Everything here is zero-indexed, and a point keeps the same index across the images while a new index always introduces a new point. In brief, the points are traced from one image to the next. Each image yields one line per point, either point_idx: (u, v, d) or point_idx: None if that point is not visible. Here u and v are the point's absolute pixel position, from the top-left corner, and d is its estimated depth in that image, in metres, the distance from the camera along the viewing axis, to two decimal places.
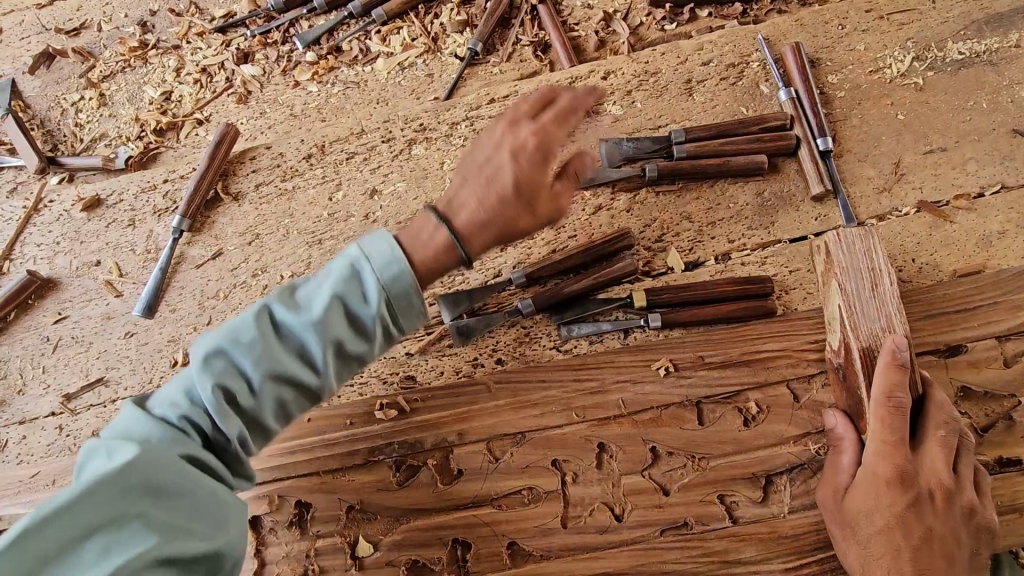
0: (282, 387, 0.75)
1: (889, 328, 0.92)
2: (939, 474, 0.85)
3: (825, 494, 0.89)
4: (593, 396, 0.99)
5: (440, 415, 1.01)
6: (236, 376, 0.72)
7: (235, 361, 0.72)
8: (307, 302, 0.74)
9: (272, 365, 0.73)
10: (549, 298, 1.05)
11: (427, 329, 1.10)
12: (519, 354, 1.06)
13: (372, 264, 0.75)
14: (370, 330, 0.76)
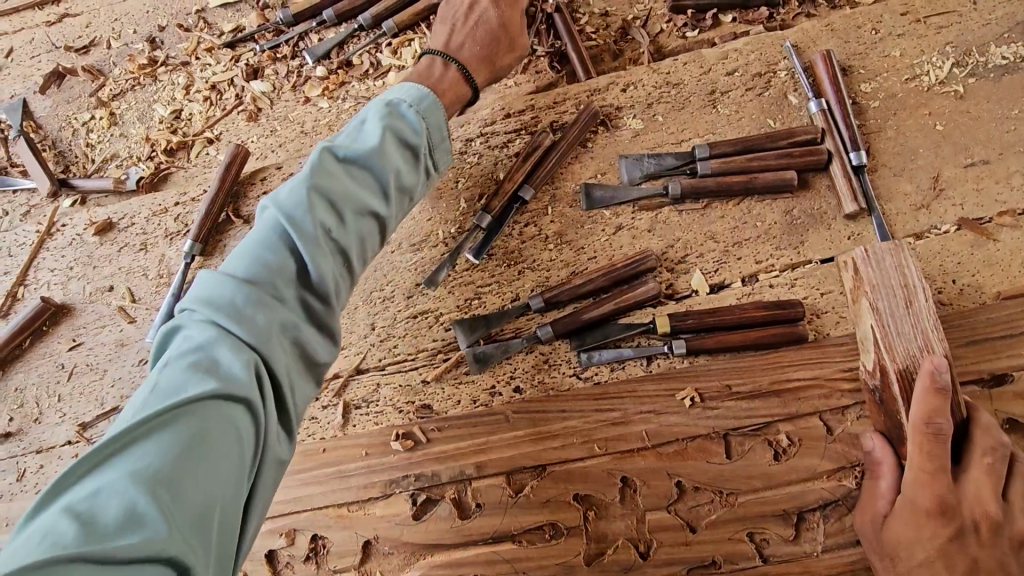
0: (359, 220, 0.80)
1: (928, 348, 0.85)
2: (986, 504, 0.78)
3: (863, 523, 0.85)
4: (615, 428, 0.96)
5: (458, 446, 0.99)
6: (319, 209, 0.76)
7: (316, 194, 0.76)
8: (362, 138, 0.83)
9: (350, 194, 0.78)
10: (568, 324, 1.02)
11: (443, 356, 1.07)
12: (538, 382, 1.03)
13: (408, 99, 0.88)
14: (419, 155, 0.87)
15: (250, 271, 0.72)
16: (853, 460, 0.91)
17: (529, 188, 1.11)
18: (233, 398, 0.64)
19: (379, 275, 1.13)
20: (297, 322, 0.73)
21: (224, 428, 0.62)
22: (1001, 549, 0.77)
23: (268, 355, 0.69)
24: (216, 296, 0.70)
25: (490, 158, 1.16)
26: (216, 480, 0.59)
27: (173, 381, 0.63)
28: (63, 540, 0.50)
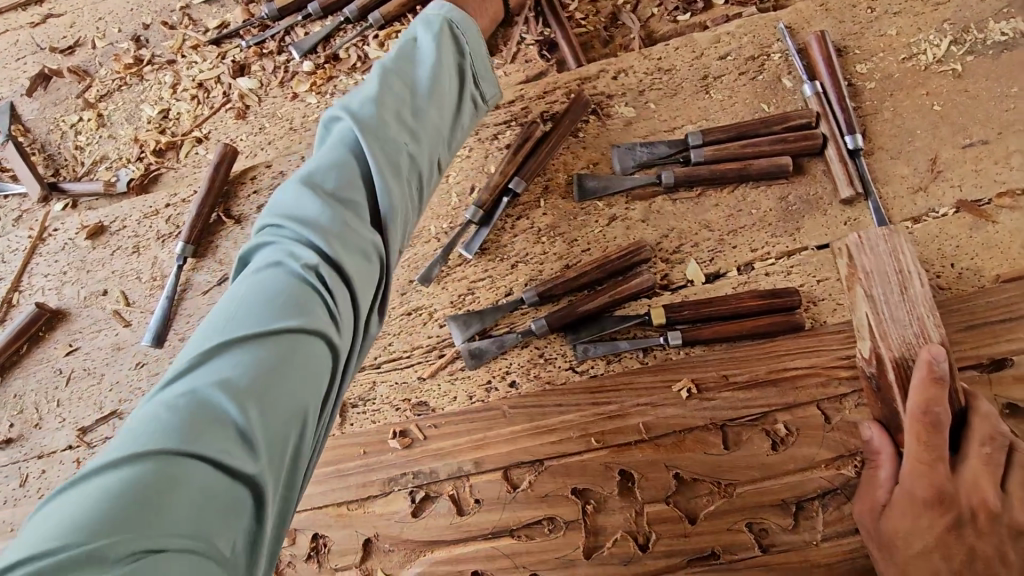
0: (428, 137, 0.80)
1: (923, 336, 0.84)
2: (983, 494, 0.77)
3: (862, 513, 0.85)
4: (612, 421, 0.96)
5: (456, 443, 0.99)
6: (387, 129, 0.75)
7: (384, 108, 0.76)
8: (420, 59, 0.83)
9: (416, 111, 0.79)
10: (562, 317, 1.01)
11: (439, 353, 1.06)
12: (535, 376, 1.02)
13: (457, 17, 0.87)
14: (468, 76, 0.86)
15: (329, 187, 0.71)
16: (852, 448, 0.90)
17: (519, 180, 1.09)
18: (313, 312, 0.64)
19: None
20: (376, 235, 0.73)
21: (305, 344, 0.63)
22: (999, 540, 0.76)
23: (348, 272, 0.68)
24: (298, 209, 0.70)
25: (481, 151, 1.15)
26: (299, 394, 0.61)
27: (258, 292, 0.64)
28: (164, 431, 0.54)
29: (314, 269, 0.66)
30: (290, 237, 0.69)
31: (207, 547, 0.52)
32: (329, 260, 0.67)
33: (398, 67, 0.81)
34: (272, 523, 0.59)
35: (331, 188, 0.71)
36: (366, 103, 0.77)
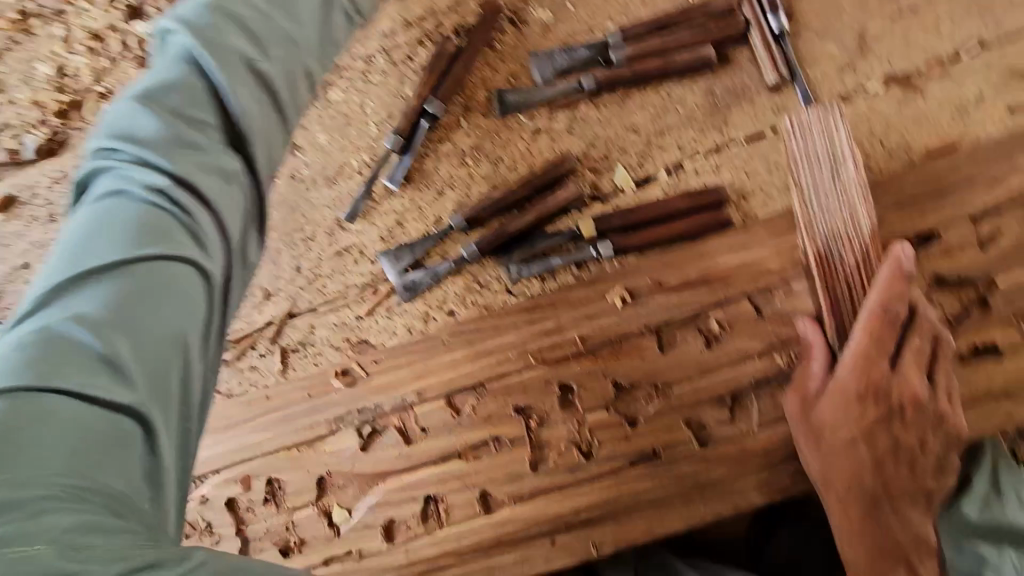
0: (275, 41, 0.77)
1: (852, 220, 0.86)
2: (915, 388, 0.83)
3: (791, 404, 0.86)
4: (549, 336, 0.96)
5: (398, 375, 0.99)
6: (236, 25, 0.75)
7: (216, 21, 0.74)
8: None
9: (254, 16, 0.77)
10: (493, 240, 0.99)
11: (373, 290, 1.04)
12: (471, 303, 1.01)
13: None
14: None
15: (175, 98, 0.71)
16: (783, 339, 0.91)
17: (436, 100, 1.04)
18: (178, 233, 0.66)
19: (297, 215, 1.08)
20: (227, 152, 0.72)
21: (169, 270, 0.65)
22: (917, 426, 0.84)
23: (206, 184, 0.69)
24: (135, 130, 0.69)
25: (396, 75, 1.08)
26: (171, 318, 0.63)
27: (113, 221, 0.66)
28: (17, 369, 0.57)
29: (170, 187, 0.67)
30: (132, 153, 0.69)
31: (93, 481, 0.55)
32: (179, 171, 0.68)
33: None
34: (172, 455, 0.61)
35: (180, 99, 0.71)
36: (210, 9, 0.76)
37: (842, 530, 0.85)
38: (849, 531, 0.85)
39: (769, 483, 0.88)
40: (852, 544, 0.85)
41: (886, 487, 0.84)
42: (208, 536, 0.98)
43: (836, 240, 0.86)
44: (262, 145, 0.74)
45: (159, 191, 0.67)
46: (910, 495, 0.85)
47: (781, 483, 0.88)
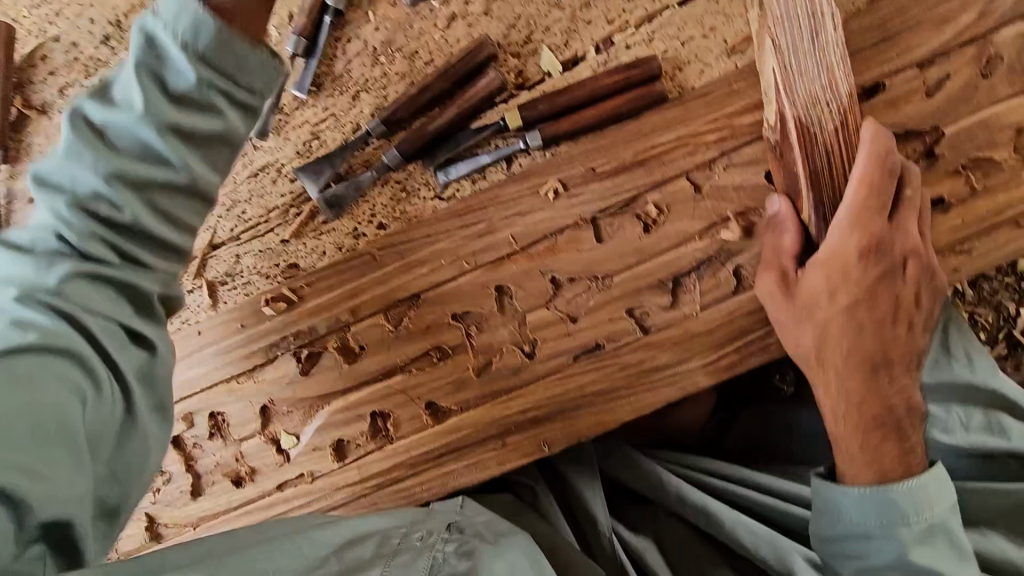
0: (151, 192, 0.69)
1: (831, 88, 0.78)
2: (910, 240, 0.78)
3: (772, 283, 0.82)
4: (482, 239, 0.91)
5: (331, 296, 0.94)
6: (145, 197, 0.69)
7: (78, 153, 0.66)
8: (125, 97, 0.67)
9: (124, 173, 0.67)
10: (415, 143, 0.92)
11: (296, 211, 0.97)
12: (400, 213, 0.94)
13: (163, 21, 0.65)
14: (206, 99, 0.68)
15: (52, 175, 0.67)
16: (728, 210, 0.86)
17: None
18: (58, 339, 0.64)
19: None
20: (97, 265, 0.68)
21: (50, 365, 0.63)
22: (914, 280, 0.79)
23: (87, 309, 0.67)
24: (3, 272, 0.67)
25: None
26: (25, 417, 0.59)
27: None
28: None
29: (47, 297, 0.65)
30: (8, 280, 0.67)
31: None
32: (65, 303, 0.66)
33: (152, 45, 0.67)
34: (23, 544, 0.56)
35: (63, 194, 0.67)
36: (112, 102, 0.68)
37: (839, 407, 0.81)
38: (847, 406, 0.80)
39: (715, 363, 0.87)
40: (846, 422, 0.81)
41: (885, 353, 0.79)
42: (159, 475, 0.96)
43: (817, 107, 0.78)
44: (153, 257, 0.72)
45: (44, 314, 0.64)
46: (908, 357, 0.80)
47: (727, 363, 0.87)
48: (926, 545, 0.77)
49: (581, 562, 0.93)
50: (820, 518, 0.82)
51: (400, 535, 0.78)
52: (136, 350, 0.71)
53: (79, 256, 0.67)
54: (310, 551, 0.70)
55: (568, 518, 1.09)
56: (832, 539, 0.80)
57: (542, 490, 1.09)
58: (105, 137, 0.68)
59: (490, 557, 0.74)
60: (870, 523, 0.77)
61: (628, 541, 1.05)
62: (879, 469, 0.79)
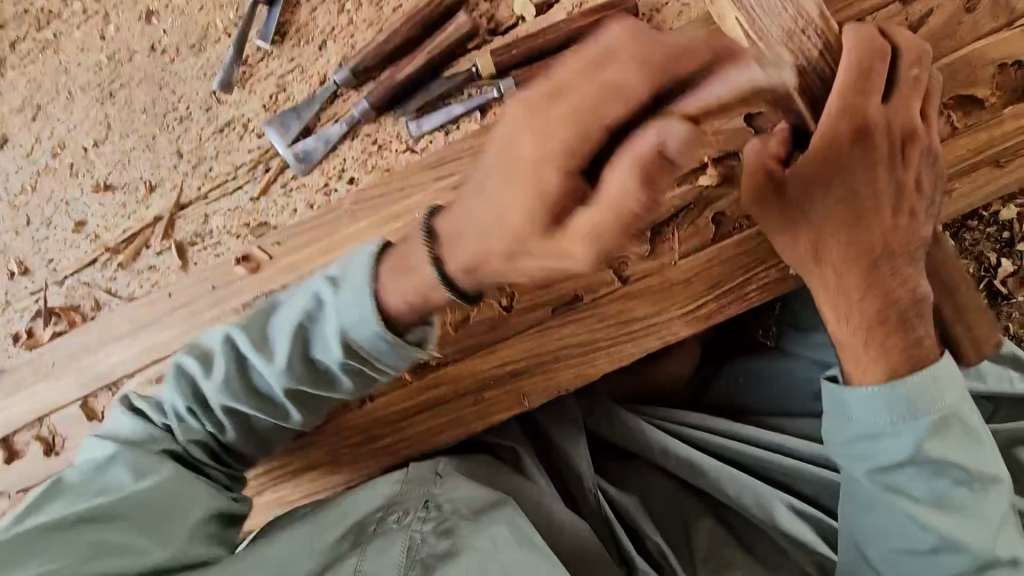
0: (265, 405, 0.84)
1: (804, 19, 0.69)
2: (911, 121, 0.73)
3: (757, 187, 0.76)
4: (458, 191, 0.88)
5: (305, 254, 0.91)
6: (247, 385, 0.83)
7: (228, 350, 0.83)
8: (274, 341, 0.82)
9: (254, 396, 0.83)
10: (385, 93, 0.89)
11: (265, 168, 0.94)
12: (372, 167, 0.92)
13: (337, 292, 0.78)
14: (335, 376, 0.82)
15: (188, 415, 0.85)
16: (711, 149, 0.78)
17: None
18: (169, 504, 0.82)
19: (168, 94, 0.96)
20: (196, 452, 0.87)
21: (143, 515, 0.80)
22: (915, 162, 0.75)
23: (189, 482, 0.84)
24: (117, 432, 0.87)
25: None
26: (123, 508, 0.80)
27: (117, 471, 0.82)
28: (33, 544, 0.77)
29: (156, 479, 0.82)
30: (111, 448, 0.85)
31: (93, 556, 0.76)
32: (181, 481, 0.84)
33: (309, 319, 0.80)
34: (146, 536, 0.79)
35: (190, 409, 0.85)
36: (268, 342, 0.82)
37: (840, 309, 0.79)
38: (848, 305, 0.78)
39: (693, 312, 0.87)
40: (849, 321, 0.79)
41: (886, 244, 0.76)
42: None
43: (799, 39, 0.69)
44: (229, 424, 0.86)
45: (141, 466, 0.82)
46: (908, 250, 0.77)
47: (706, 312, 0.87)
48: (938, 436, 0.78)
49: (566, 518, 0.95)
50: (832, 420, 0.83)
51: (375, 516, 0.85)
52: (230, 506, 0.88)
53: (182, 446, 0.86)
54: (313, 534, 0.83)
55: (552, 476, 1.09)
56: (845, 443, 0.82)
57: (525, 451, 1.06)
58: (258, 391, 0.84)
59: (469, 536, 0.80)
60: (884, 421, 0.78)
61: (613, 497, 1.05)
62: (886, 367, 0.79)
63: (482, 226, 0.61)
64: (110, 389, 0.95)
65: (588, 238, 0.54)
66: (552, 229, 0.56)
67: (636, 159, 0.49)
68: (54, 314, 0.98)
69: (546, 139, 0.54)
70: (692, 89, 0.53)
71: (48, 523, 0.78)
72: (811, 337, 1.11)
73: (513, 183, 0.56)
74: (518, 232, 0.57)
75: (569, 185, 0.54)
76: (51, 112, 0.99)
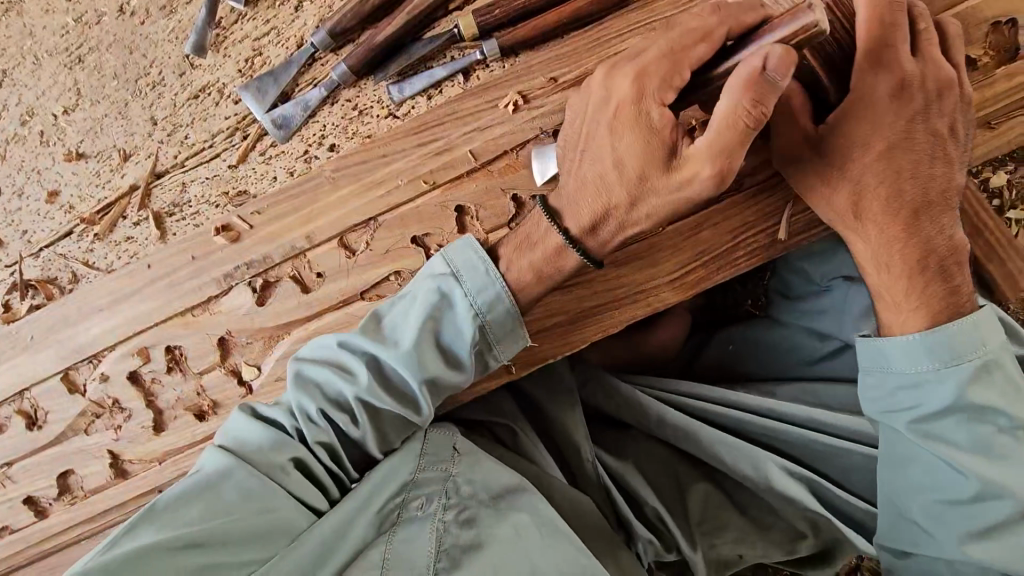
0: (393, 405, 0.79)
1: None
2: (939, 68, 0.71)
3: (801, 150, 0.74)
4: (441, 156, 0.86)
5: (286, 223, 0.90)
6: (365, 385, 0.78)
7: (354, 352, 0.79)
8: (398, 333, 0.79)
9: (392, 390, 0.79)
10: (364, 56, 0.86)
11: (244, 134, 0.92)
12: (353, 134, 0.90)
13: (462, 284, 0.78)
14: (461, 358, 0.79)
15: (319, 416, 0.78)
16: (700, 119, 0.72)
17: None
18: (280, 530, 0.76)
19: (139, 58, 0.93)
20: (308, 461, 0.79)
21: (252, 548, 0.74)
22: (949, 110, 0.72)
23: (299, 509, 0.77)
24: (246, 436, 0.79)
25: None
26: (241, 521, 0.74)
27: (231, 488, 0.75)
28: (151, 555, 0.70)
29: (273, 500, 0.75)
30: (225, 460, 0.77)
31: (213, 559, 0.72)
32: (297, 487, 0.77)
33: (437, 310, 0.78)
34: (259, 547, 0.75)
35: (323, 412, 0.79)
36: (390, 337, 0.79)
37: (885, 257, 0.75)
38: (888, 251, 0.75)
39: (682, 279, 0.86)
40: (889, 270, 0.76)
41: (925, 194, 0.73)
42: (119, 412, 0.94)
43: None
44: (369, 432, 0.80)
45: (257, 481, 0.75)
46: (945, 199, 0.74)
47: (695, 278, 0.85)
48: (981, 380, 0.74)
49: (567, 495, 0.96)
50: (866, 372, 0.80)
51: (396, 501, 0.81)
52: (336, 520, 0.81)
53: (308, 449, 0.79)
54: (348, 512, 0.78)
55: (548, 446, 1.09)
56: (880, 394, 0.79)
57: (520, 426, 1.05)
58: (392, 385, 0.80)
59: (490, 525, 0.82)
60: (923, 367, 0.75)
61: (611, 466, 1.06)
62: (928, 313, 0.75)
63: (598, 183, 0.74)
64: (91, 362, 0.94)
65: (712, 154, 0.66)
66: (671, 167, 0.70)
67: (742, 82, 0.62)
68: (31, 286, 0.96)
69: (641, 90, 0.69)
70: (770, 30, 0.64)
71: (164, 539, 0.71)
72: (799, 305, 1.10)
73: (622, 132, 0.71)
74: (640, 173, 0.71)
75: (672, 131, 0.69)
76: (17, 78, 0.96)
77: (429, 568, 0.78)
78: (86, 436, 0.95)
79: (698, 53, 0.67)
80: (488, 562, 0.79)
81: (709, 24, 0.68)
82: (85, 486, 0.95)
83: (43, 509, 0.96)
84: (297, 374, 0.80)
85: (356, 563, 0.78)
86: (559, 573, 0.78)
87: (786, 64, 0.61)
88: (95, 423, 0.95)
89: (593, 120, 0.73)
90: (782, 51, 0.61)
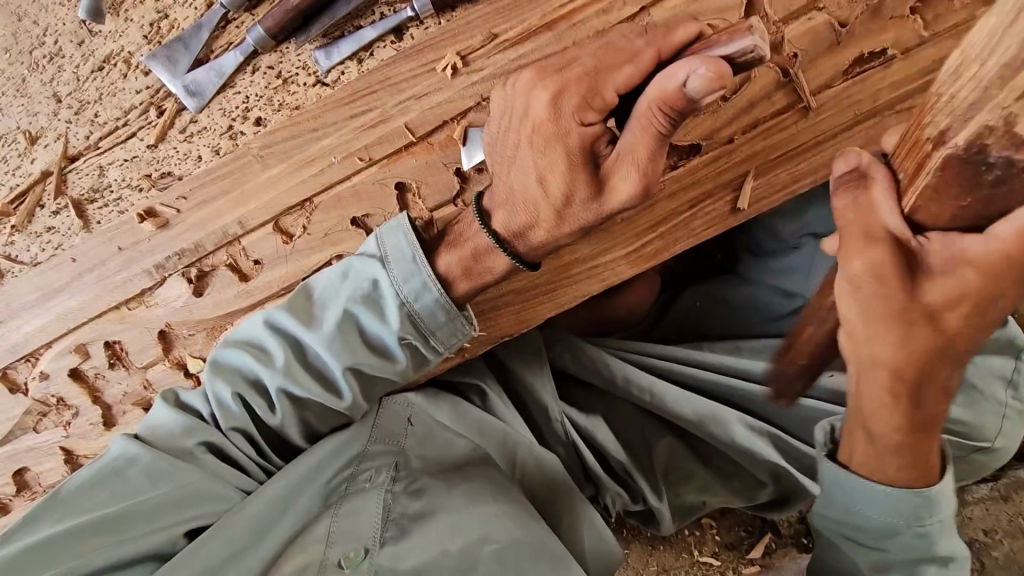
0: (315, 391, 0.75)
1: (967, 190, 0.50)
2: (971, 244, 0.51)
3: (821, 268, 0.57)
4: (375, 129, 0.79)
5: (213, 207, 0.83)
6: (285, 370, 0.74)
7: (278, 330, 0.75)
8: (319, 318, 0.74)
9: (315, 372, 0.76)
10: (281, 17, 0.77)
11: (159, 110, 0.84)
12: (278, 105, 0.81)
13: (391, 270, 0.72)
14: (391, 348, 0.75)
15: (232, 402, 0.75)
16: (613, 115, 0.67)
17: None
18: (200, 501, 0.74)
19: (33, 27, 0.86)
20: (222, 442, 0.76)
21: (174, 518, 0.72)
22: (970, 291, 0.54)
23: (220, 487, 0.75)
24: (159, 418, 0.77)
25: None
26: (149, 500, 0.72)
27: (138, 471, 0.73)
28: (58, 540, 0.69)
29: (187, 480, 0.73)
30: (129, 439, 0.75)
31: (128, 537, 0.70)
32: (212, 465, 0.75)
33: (366, 295, 0.73)
34: (177, 518, 0.73)
35: (238, 398, 0.75)
36: (315, 319, 0.74)
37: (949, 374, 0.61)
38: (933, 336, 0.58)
39: (640, 253, 0.81)
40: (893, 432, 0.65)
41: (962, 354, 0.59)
42: (66, 410, 0.91)
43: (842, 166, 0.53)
44: (288, 412, 0.76)
45: (164, 460, 0.73)
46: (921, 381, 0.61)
47: (655, 251, 0.81)
48: (944, 538, 0.73)
49: (532, 453, 0.90)
50: (830, 498, 0.74)
51: (345, 474, 0.80)
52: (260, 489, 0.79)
53: (220, 433, 0.76)
54: (285, 490, 0.77)
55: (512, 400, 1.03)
56: (840, 522, 0.75)
57: (492, 388, 0.94)
58: (315, 370, 0.76)
59: (440, 496, 0.79)
60: (894, 519, 0.71)
61: (578, 422, 1.01)
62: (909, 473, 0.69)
63: (527, 196, 0.68)
64: (29, 360, 0.91)
65: (635, 164, 0.61)
66: (596, 186, 0.64)
67: (659, 95, 0.54)
68: None
69: (559, 108, 0.64)
70: (713, 44, 0.58)
71: (70, 525, 0.70)
72: (768, 263, 1.07)
73: (544, 149, 0.65)
74: (566, 190, 0.65)
75: (596, 141, 0.64)
76: None
77: (376, 537, 0.75)
78: (35, 434, 0.93)
79: (624, 75, 0.62)
80: (437, 529, 0.76)
81: (636, 45, 0.63)
82: (43, 483, 0.93)
83: (3, 506, 0.94)
84: (219, 351, 0.77)
85: (299, 540, 0.75)
86: (512, 539, 0.75)
87: (711, 87, 0.51)
88: (43, 421, 0.92)
89: (513, 125, 0.68)
90: (712, 70, 0.51)
